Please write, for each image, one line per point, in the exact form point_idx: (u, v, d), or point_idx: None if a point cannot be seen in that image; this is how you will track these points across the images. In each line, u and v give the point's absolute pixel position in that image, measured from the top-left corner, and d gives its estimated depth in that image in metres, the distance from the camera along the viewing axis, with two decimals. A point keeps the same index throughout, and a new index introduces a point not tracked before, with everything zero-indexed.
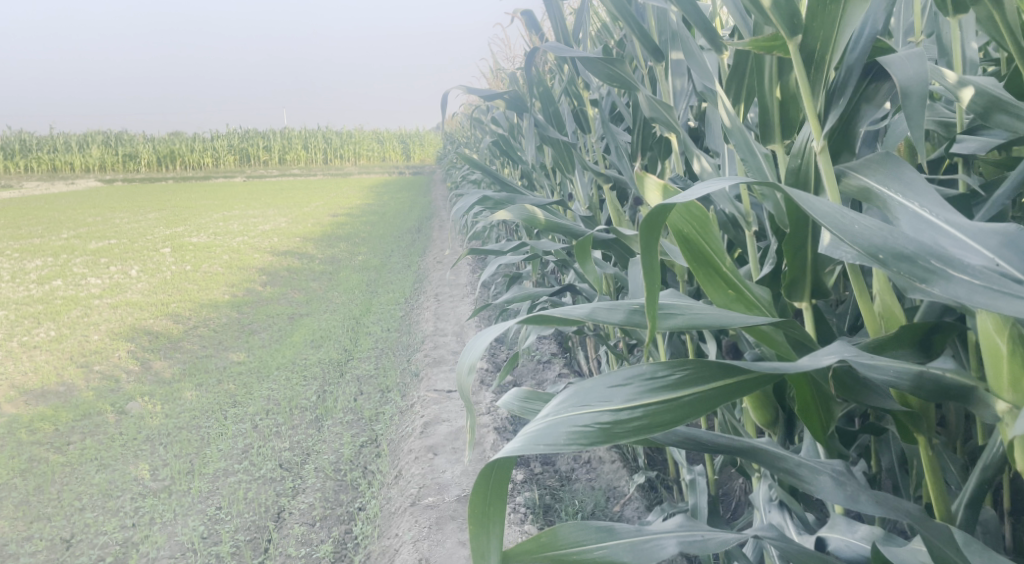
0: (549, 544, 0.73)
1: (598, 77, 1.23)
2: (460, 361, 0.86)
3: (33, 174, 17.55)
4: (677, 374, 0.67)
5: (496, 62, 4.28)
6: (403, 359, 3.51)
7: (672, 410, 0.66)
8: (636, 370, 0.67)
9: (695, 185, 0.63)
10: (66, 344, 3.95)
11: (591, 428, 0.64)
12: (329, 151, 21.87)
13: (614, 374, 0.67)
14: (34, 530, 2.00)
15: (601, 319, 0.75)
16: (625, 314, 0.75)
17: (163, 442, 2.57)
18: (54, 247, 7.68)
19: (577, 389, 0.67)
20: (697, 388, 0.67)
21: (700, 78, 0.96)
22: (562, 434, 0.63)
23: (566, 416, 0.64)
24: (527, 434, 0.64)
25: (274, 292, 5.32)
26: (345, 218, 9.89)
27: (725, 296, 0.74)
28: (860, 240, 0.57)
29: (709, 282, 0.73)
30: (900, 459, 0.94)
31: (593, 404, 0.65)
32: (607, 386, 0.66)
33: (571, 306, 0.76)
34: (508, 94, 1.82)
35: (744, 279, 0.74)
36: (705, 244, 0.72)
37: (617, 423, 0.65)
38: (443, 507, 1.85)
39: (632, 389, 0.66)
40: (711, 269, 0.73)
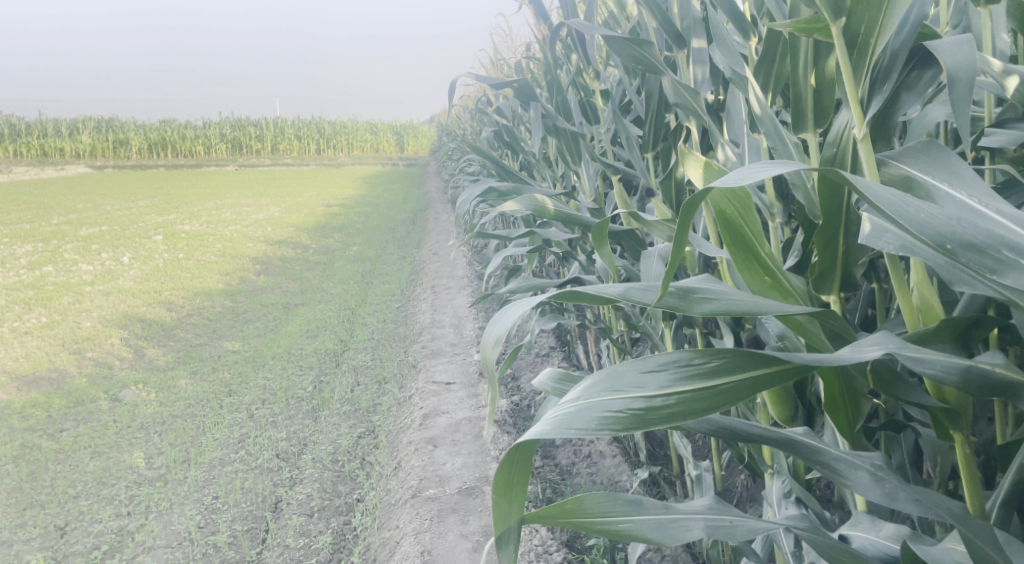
0: (574, 512, 0.72)
1: (620, 61, 1.21)
2: (486, 333, 0.84)
3: (22, 159, 17.37)
4: (713, 363, 0.64)
5: (497, 52, 4.25)
6: (400, 351, 3.49)
7: (708, 398, 0.64)
8: (672, 356, 0.64)
9: (737, 169, 0.63)
10: (58, 330, 3.91)
11: (622, 414, 0.62)
12: (323, 142, 21.72)
13: (647, 358, 0.64)
14: (28, 517, 1.97)
15: (634, 299, 0.75)
16: (659, 296, 0.74)
17: (158, 430, 2.54)
18: (44, 232, 7.60)
19: (608, 373, 0.64)
20: (735, 376, 0.64)
21: (731, 64, 0.95)
22: (593, 420, 0.62)
23: (597, 402, 0.62)
24: (555, 417, 0.63)
25: (268, 281, 5.28)
26: (340, 208, 9.84)
27: (761, 283, 0.73)
28: (927, 229, 0.56)
29: (747, 268, 0.73)
30: (912, 457, 0.95)
31: (626, 390, 0.63)
32: (640, 372, 0.64)
33: (606, 285, 0.76)
34: (518, 81, 1.80)
35: (780, 267, 0.73)
36: (743, 224, 0.72)
37: (649, 411, 0.62)
38: (445, 499, 1.83)
39: (666, 376, 0.64)
40: (749, 254, 0.72)
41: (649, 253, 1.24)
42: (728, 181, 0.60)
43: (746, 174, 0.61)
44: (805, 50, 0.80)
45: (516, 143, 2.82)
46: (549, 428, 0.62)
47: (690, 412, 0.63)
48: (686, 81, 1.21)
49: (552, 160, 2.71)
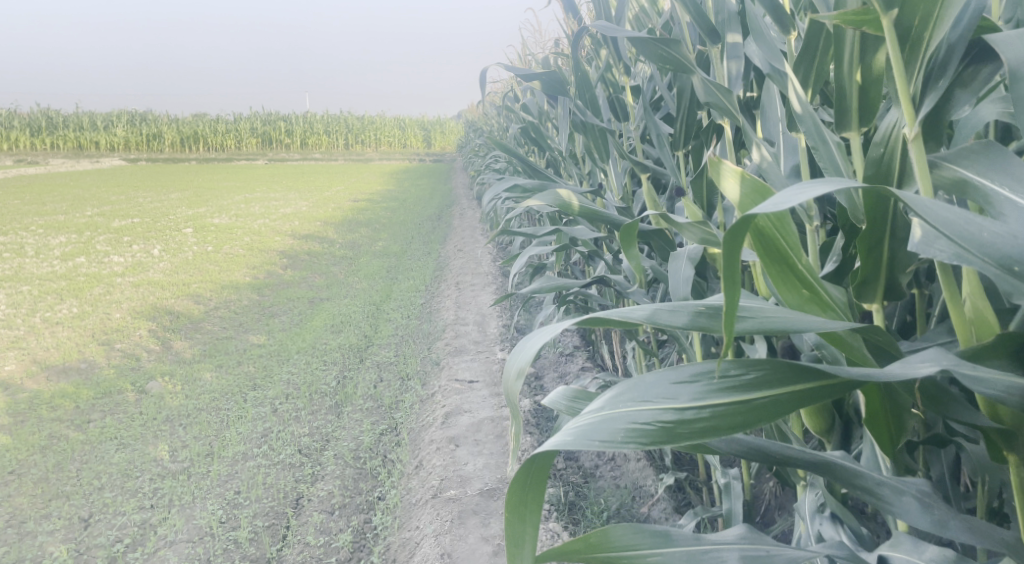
0: (599, 546, 0.69)
1: (651, 58, 1.18)
2: (509, 363, 0.80)
3: (58, 151, 17.72)
4: (750, 374, 0.61)
5: (525, 47, 4.22)
6: (423, 347, 3.48)
7: (746, 412, 0.60)
8: (704, 367, 0.61)
9: (776, 194, 0.57)
10: (89, 321, 3.96)
11: (651, 426, 0.59)
12: (351, 136, 21.84)
13: (679, 368, 0.62)
14: (53, 507, 1.98)
15: (663, 322, 0.71)
16: (689, 318, 0.71)
17: (183, 423, 2.55)
18: (78, 224, 7.73)
19: (636, 383, 0.62)
20: (775, 389, 0.60)
21: (768, 60, 0.91)
22: (619, 431, 0.58)
23: (622, 412, 0.59)
24: (577, 429, 0.60)
25: (294, 275, 5.31)
26: (366, 203, 9.87)
27: (798, 296, 0.70)
28: (991, 250, 0.55)
29: (782, 281, 0.69)
30: (952, 470, 0.90)
31: (654, 401, 0.60)
32: (670, 383, 0.61)
33: (633, 308, 0.73)
34: (545, 76, 1.76)
35: (819, 278, 0.69)
36: (780, 236, 0.67)
37: (681, 424, 0.59)
38: (465, 501, 1.80)
39: (700, 386, 0.60)
40: (785, 267, 0.69)
41: (678, 254, 1.20)
42: (768, 205, 0.55)
43: (787, 197, 0.56)
44: (851, 43, 0.75)
45: (543, 140, 2.78)
46: (571, 438, 0.59)
47: (726, 426, 0.59)
48: (720, 77, 1.16)
49: (579, 157, 2.67)
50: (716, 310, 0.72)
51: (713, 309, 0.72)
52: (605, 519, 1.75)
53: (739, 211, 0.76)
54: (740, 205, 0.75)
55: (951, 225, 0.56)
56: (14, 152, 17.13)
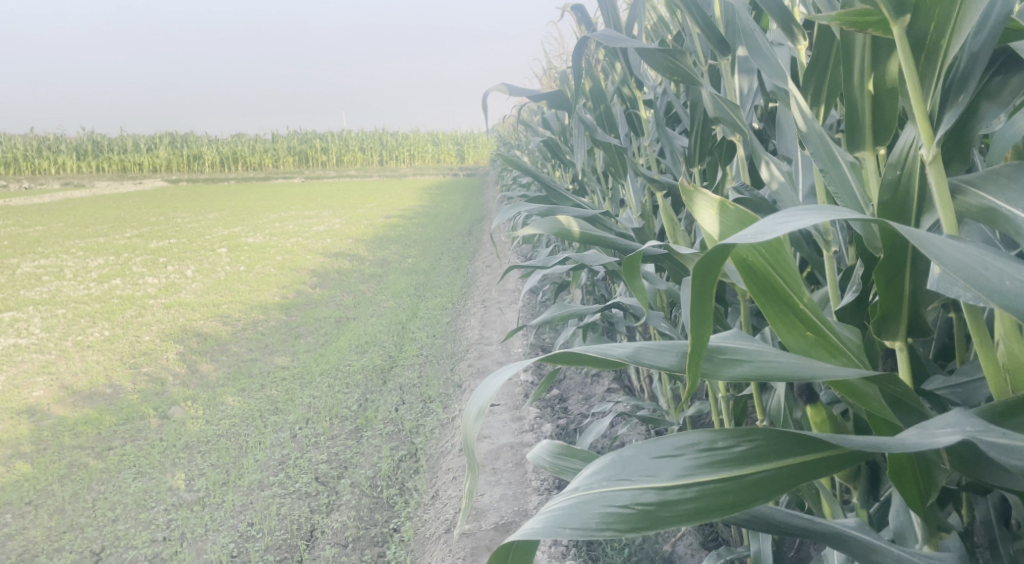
0: None
1: (654, 71, 1.10)
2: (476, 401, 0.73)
3: (103, 174, 18.25)
4: (741, 447, 0.55)
5: (548, 62, 4.17)
6: (447, 368, 3.41)
7: (736, 489, 0.54)
8: (690, 438, 0.55)
9: (762, 219, 0.51)
10: (118, 344, 3.99)
11: (629, 510, 0.52)
12: (385, 153, 22.03)
13: (660, 439, 0.55)
14: (66, 541, 1.97)
15: (646, 361, 0.64)
16: (676, 358, 0.64)
17: (202, 450, 2.53)
18: (116, 246, 7.88)
19: (614, 458, 0.55)
20: (768, 463, 0.54)
21: (771, 73, 0.83)
22: (594, 517, 0.52)
23: (599, 493, 0.53)
24: (548, 513, 0.54)
25: (323, 294, 5.30)
26: (398, 219, 9.91)
27: (802, 339, 0.61)
28: (1015, 300, 0.47)
29: (781, 318, 0.60)
30: (1001, 514, 0.79)
31: (634, 479, 0.54)
32: (651, 457, 0.54)
33: (613, 344, 0.65)
34: (554, 93, 1.68)
35: (824, 319, 0.60)
36: (774, 274, 0.59)
37: (663, 506, 0.53)
38: (479, 535, 1.73)
39: (684, 461, 0.54)
40: (783, 303, 0.59)
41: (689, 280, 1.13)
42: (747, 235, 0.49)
43: (769, 224, 0.50)
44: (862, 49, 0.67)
45: (561, 155, 2.71)
46: (542, 525, 0.53)
47: (714, 507, 0.53)
48: (730, 90, 1.08)
49: (599, 172, 2.59)
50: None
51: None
52: (626, 556, 1.64)
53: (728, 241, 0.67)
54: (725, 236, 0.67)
55: (970, 273, 0.48)
56: (62, 177, 17.71)
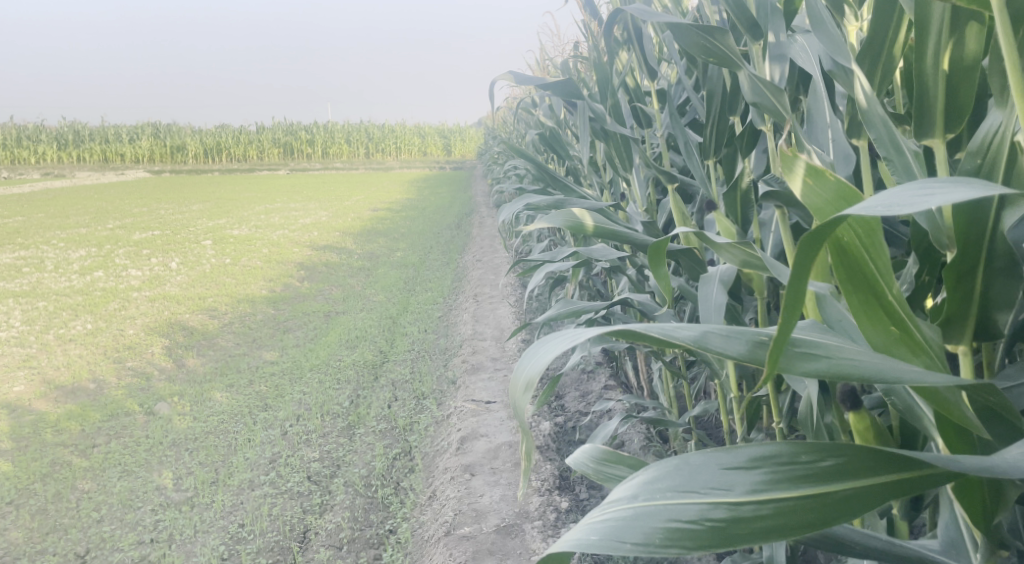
0: None
1: (688, 50, 1.04)
2: (516, 371, 0.68)
3: (84, 164, 17.94)
4: (828, 461, 0.52)
5: (545, 53, 4.10)
6: (440, 364, 3.36)
7: (817, 508, 0.51)
8: (768, 450, 0.52)
9: (892, 188, 0.47)
10: (101, 338, 3.89)
11: (697, 526, 0.50)
12: (371, 145, 21.84)
13: (733, 449, 0.52)
14: (48, 543, 1.90)
15: (713, 348, 0.58)
16: (746, 347, 0.59)
17: (189, 448, 2.46)
18: (99, 237, 7.73)
19: (679, 466, 0.53)
20: (852, 481, 0.52)
21: (830, 52, 0.77)
22: (656, 533, 0.50)
23: (663, 506, 0.51)
24: (604, 524, 0.51)
25: (311, 287, 5.22)
26: (386, 212, 9.82)
27: (884, 336, 0.56)
28: None
29: (865, 313, 0.56)
30: None
31: (704, 492, 0.51)
32: (722, 470, 0.52)
33: (677, 327, 0.60)
34: (562, 80, 1.62)
35: (912, 315, 0.56)
36: (873, 266, 0.55)
37: (735, 523, 0.50)
38: (481, 539, 1.68)
39: (759, 475, 0.51)
40: (870, 295, 0.56)
41: (709, 277, 1.08)
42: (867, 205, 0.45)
43: (911, 193, 0.46)
44: (940, 21, 0.63)
45: (560, 148, 2.66)
46: (598, 537, 0.50)
47: (792, 526, 0.51)
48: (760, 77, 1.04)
49: (599, 164, 2.54)
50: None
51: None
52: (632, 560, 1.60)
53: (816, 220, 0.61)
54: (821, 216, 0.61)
55: None
56: (41, 166, 17.40)
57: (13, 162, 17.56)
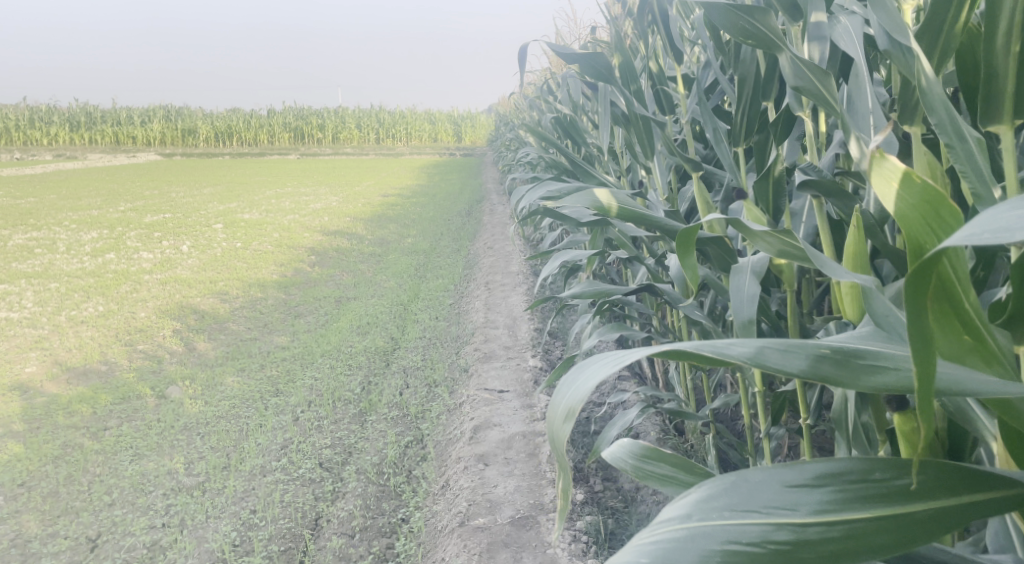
0: None
1: (727, 31, 1.00)
2: (556, 399, 0.66)
3: (97, 146, 18.00)
4: (902, 481, 0.55)
5: (562, 38, 4.04)
6: (452, 351, 3.34)
7: (889, 529, 0.53)
8: (832, 469, 0.56)
9: (998, 207, 0.43)
10: (113, 320, 3.89)
11: (758, 548, 0.53)
12: (382, 130, 21.74)
13: (797, 468, 0.56)
14: (60, 526, 1.89)
15: (770, 364, 0.57)
16: (807, 362, 0.57)
17: (201, 432, 2.44)
18: (110, 219, 7.73)
19: (739, 487, 0.56)
20: (927, 500, 0.54)
21: (890, 32, 0.74)
22: (714, 553, 0.53)
23: (721, 525, 0.54)
24: (659, 543, 0.54)
25: (322, 273, 5.20)
26: (396, 198, 9.77)
27: (957, 344, 0.53)
28: None
29: (938, 325, 0.53)
30: None
31: (765, 512, 0.54)
32: (782, 489, 0.55)
33: (730, 343, 0.58)
34: (588, 60, 1.58)
35: (987, 322, 0.53)
36: (954, 281, 0.51)
37: (799, 542, 0.53)
38: (496, 530, 1.65)
39: (824, 494, 0.55)
40: (947, 307, 0.52)
41: (741, 268, 1.06)
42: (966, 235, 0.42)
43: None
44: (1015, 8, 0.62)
45: (579, 135, 2.62)
46: (648, 558, 0.53)
47: (863, 546, 0.53)
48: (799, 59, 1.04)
49: (617, 152, 2.51)
50: (844, 354, 0.58)
51: (840, 354, 0.58)
52: None
53: (901, 225, 0.53)
54: (901, 217, 0.53)
55: None
56: (53, 148, 17.48)
57: (26, 143, 17.65)
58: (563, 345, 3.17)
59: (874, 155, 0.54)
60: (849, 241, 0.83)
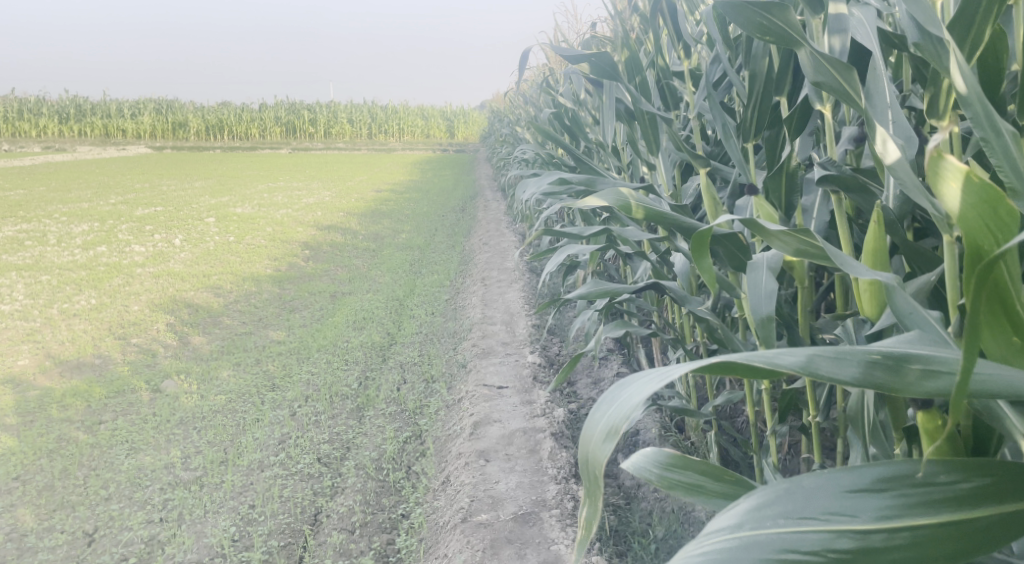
0: None
1: (743, 26, 0.99)
2: (591, 421, 0.69)
3: (87, 139, 17.87)
4: (968, 484, 0.61)
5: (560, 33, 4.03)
6: (449, 347, 3.32)
7: (954, 535, 0.60)
8: (890, 475, 0.62)
9: None
10: (106, 314, 3.84)
11: (817, 555, 0.59)
12: (375, 125, 21.64)
13: (855, 475, 0.63)
14: (56, 520, 1.87)
15: (822, 372, 0.61)
16: (859, 369, 0.61)
17: (197, 427, 2.42)
18: (101, 212, 7.67)
19: (793, 494, 0.62)
20: (984, 508, 0.60)
21: (924, 23, 0.76)
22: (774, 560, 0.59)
23: (776, 534, 0.60)
24: (718, 550, 0.61)
25: (317, 268, 5.16)
26: (389, 194, 9.71)
27: (1007, 344, 0.59)
28: None
29: (990, 324, 0.59)
30: None
31: (823, 519, 0.61)
32: (839, 499, 0.61)
33: (780, 352, 0.63)
34: (596, 56, 1.57)
35: None
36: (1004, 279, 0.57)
37: (860, 547, 0.59)
38: (498, 526, 1.64)
39: (879, 502, 0.61)
40: (1001, 306, 0.58)
41: (757, 264, 1.08)
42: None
43: None
44: None
45: (580, 130, 2.60)
46: None
47: (925, 549, 0.59)
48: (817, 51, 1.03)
49: (619, 147, 2.50)
50: (895, 360, 0.62)
51: (891, 360, 0.62)
52: (652, 550, 1.56)
53: (962, 227, 0.55)
54: (961, 217, 0.55)
55: None
56: (44, 140, 17.36)
57: (15, 135, 17.55)
58: (561, 342, 3.16)
59: (935, 155, 0.57)
60: (870, 236, 0.83)
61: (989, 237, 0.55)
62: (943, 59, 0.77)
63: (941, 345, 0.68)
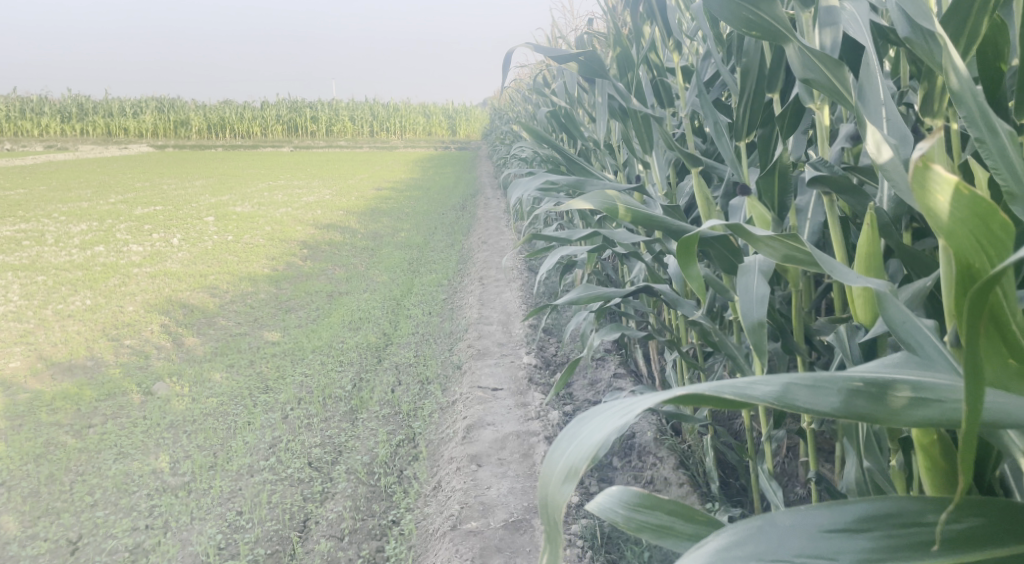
0: None
1: (728, 21, 0.94)
2: (549, 459, 0.64)
3: (88, 139, 17.88)
4: (961, 525, 0.57)
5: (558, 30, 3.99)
6: (445, 348, 3.28)
7: None
8: (874, 514, 0.59)
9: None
10: (100, 315, 3.81)
11: None
12: (376, 123, 21.60)
13: (835, 512, 0.59)
14: (40, 528, 1.84)
15: (800, 403, 0.57)
16: (840, 399, 0.58)
17: (187, 430, 2.39)
18: (100, 211, 7.65)
19: (767, 533, 0.59)
20: (976, 551, 0.57)
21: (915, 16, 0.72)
22: None
23: None
24: None
25: (314, 267, 5.13)
26: (389, 192, 9.69)
27: (1003, 368, 0.55)
28: None
29: (988, 346, 0.55)
30: None
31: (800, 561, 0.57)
32: (817, 539, 0.58)
33: (753, 382, 0.59)
34: (584, 55, 1.53)
35: None
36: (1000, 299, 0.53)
37: None
38: (488, 534, 1.61)
39: (861, 543, 0.57)
40: (997, 329, 0.54)
41: (749, 267, 1.05)
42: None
43: None
44: None
45: (575, 129, 2.56)
46: None
47: None
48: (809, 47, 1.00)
49: (614, 145, 2.46)
50: (878, 388, 0.59)
51: (874, 388, 0.58)
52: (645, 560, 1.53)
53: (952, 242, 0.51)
54: (951, 230, 0.51)
55: None
56: (44, 139, 17.34)
57: (17, 135, 17.55)
58: (558, 342, 3.12)
59: (920, 167, 0.49)
60: (862, 241, 0.79)
61: (980, 253, 0.51)
62: (936, 56, 0.73)
63: (935, 368, 0.64)
